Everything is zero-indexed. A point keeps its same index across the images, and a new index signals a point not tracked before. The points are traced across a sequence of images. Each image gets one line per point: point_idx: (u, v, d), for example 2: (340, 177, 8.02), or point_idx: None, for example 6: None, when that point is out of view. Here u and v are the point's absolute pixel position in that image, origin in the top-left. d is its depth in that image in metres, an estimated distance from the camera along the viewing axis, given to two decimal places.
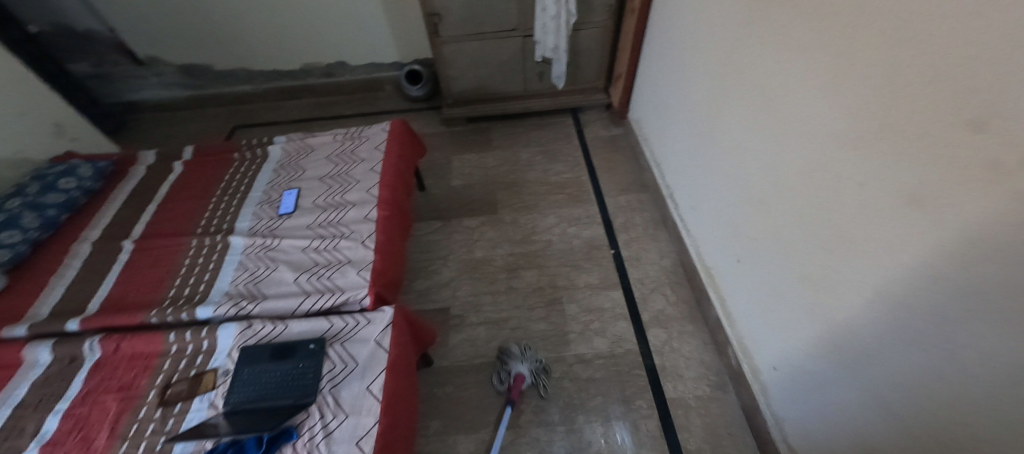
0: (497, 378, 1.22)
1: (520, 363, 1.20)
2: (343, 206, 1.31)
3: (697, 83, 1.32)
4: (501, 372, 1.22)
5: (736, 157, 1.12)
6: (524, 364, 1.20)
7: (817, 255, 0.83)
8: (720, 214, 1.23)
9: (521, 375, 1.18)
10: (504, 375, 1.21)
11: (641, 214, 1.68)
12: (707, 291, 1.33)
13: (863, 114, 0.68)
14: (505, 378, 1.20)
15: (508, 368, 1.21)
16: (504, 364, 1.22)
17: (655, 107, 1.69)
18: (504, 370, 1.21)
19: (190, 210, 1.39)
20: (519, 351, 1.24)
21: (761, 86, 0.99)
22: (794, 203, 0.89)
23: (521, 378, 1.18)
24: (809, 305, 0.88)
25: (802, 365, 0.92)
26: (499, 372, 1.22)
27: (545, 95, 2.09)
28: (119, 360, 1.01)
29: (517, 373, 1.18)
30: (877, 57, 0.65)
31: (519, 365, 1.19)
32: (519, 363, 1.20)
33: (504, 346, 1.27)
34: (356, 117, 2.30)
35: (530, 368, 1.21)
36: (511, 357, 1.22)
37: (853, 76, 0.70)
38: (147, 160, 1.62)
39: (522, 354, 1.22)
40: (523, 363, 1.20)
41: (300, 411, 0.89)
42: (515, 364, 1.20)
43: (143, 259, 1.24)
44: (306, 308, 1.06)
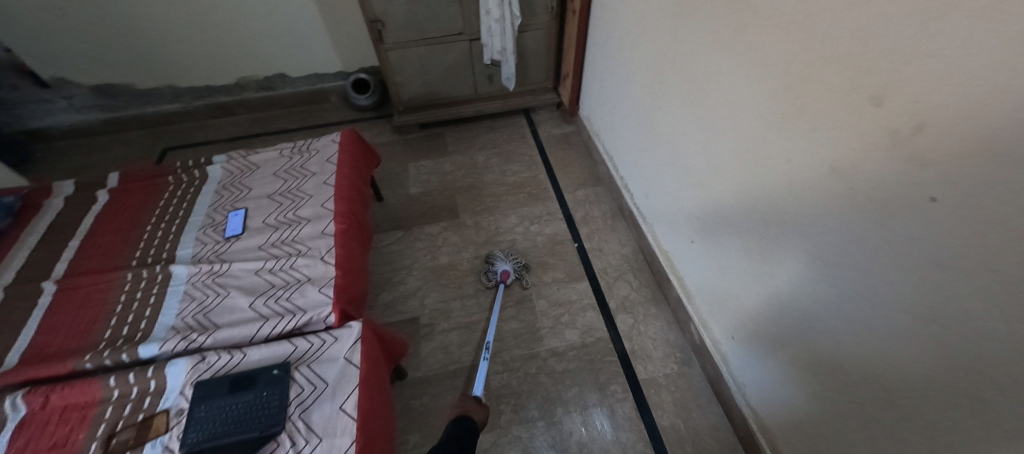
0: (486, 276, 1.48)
1: (505, 262, 1.48)
2: (296, 223, 1.26)
3: (637, 78, 1.39)
4: (490, 271, 1.48)
5: (679, 145, 1.19)
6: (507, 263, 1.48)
7: (758, 229, 0.90)
8: (670, 199, 1.30)
9: (507, 269, 1.45)
10: (491, 272, 1.48)
11: (599, 206, 1.73)
12: (666, 274, 1.40)
13: (784, 97, 0.75)
14: (493, 275, 1.47)
15: (495, 268, 1.47)
16: (491, 264, 1.49)
17: (602, 103, 1.76)
18: (492, 268, 1.48)
19: (121, 242, 1.27)
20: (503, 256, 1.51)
21: (694, 77, 1.06)
22: (734, 183, 0.96)
23: (506, 271, 1.45)
24: (756, 277, 0.95)
25: (756, 332, 1.00)
26: (488, 272, 1.49)
27: (496, 97, 2.11)
28: (49, 416, 0.91)
29: (502, 268, 1.45)
30: (791, 45, 0.72)
31: (504, 262, 1.47)
32: (504, 262, 1.48)
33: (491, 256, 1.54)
34: (301, 131, 2.20)
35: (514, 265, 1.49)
36: (497, 259, 1.50)
37: (772, 64, 0.77)
38: (64, 190, 1.46)
39: (507, 257, 1.50)
40: (508, 262, 1.47)
41: (268, 442, 0.84)
42: (501, 263, 1.47)
43: (68, 300, 1.12)
44: (266, 333, 1.01)
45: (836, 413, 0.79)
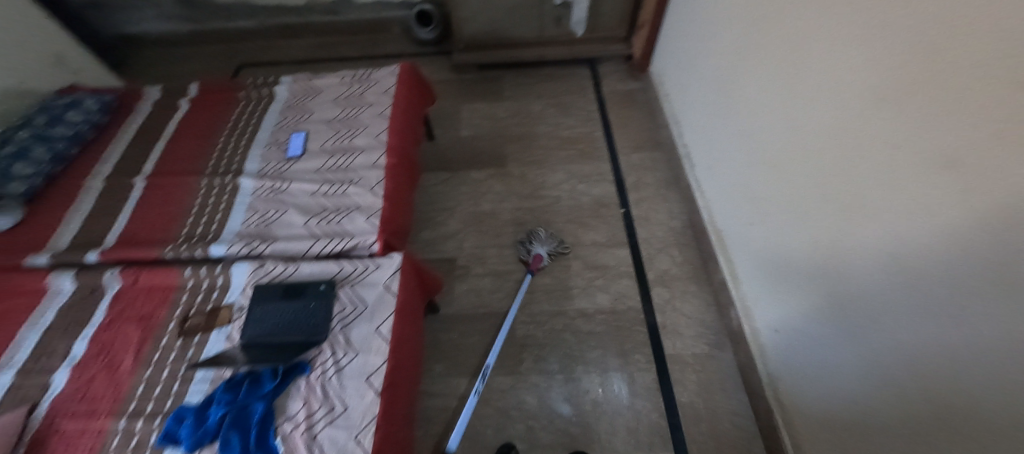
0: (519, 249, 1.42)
1: (542, 246, 1.40)
2: (350, 151, 1.29)
3: (722, 34, 1.24)
4: (525, 248, 1.41)
5: (758, 115, 1.06)
6: (544, 247, 1.40)
7: (833, 219, 0.81)
8: (735, 175, 1.19)
9: (541, 255, 1.37)
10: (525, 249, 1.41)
11: (654, 173, 1.64)
12: (714, 253, 1.33)
13: (901, 70, 0.63)
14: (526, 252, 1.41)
15: (531, 247, 1.40)
16: (527, 242, 1.42)
17: (677, 59, 1.60)
18: (527, 247, 1.41)
19: (198, 149, 1.38)
20: (542, 236, 1.42)
21: (791, 37, 0.92)
22: (814, 165, 0.85)
23: (540, 257, 1.37)
24: (817, 271, 0.87)
25: (803, 328, 0.93)
26: (523, 247, 1.42)
27: (561, 42, 1.98)
28: (138, 292, 1.06)
29: (537, 252, 1.38)
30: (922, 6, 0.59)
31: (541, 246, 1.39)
32: (540, 246, 1.40)
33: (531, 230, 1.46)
34: (362, 60, 2.21)
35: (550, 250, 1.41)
36: (535, 238, 1.42)
37: (892, 27, 0.64)
38: (152, 95, 1.58)
39: (546, 239, 1.41)
40: (545, 246, 1.39)
41: (312, 348, 0.93)
42: (538, 246, 1.39)
43: (155, 196, 1.26)
44: (316, 251, 1.08)
45: (879, 424, 0.74)
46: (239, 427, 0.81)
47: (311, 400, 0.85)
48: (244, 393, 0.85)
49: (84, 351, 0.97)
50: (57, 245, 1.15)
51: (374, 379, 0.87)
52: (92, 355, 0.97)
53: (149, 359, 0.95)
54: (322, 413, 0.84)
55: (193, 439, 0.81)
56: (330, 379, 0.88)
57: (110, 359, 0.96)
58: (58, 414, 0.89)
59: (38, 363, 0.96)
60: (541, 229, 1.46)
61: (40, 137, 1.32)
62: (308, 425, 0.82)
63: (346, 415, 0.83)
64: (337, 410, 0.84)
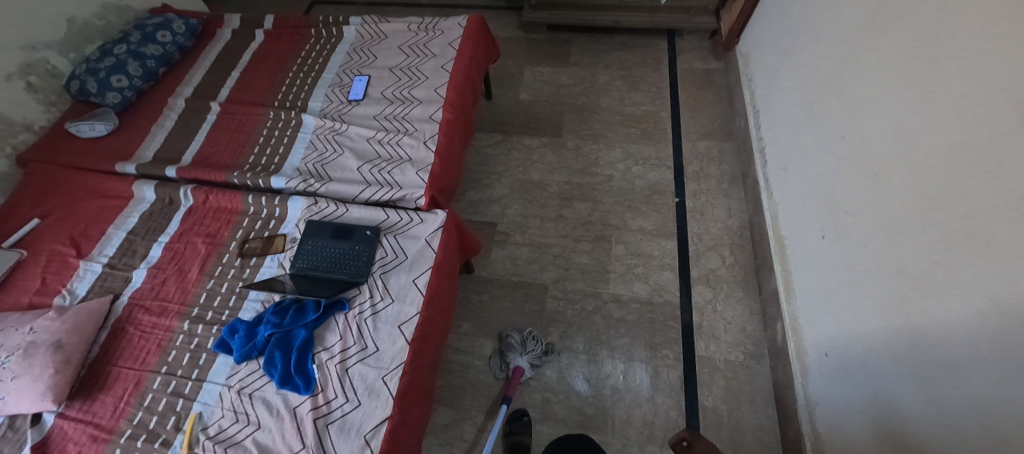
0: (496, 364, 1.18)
1: (519, 357, 1.14)
2: (409, 102, 1.29)
3: (832, 16, 1.08)
4: (501, 362, 1.17)
5: (858, 116, 0.93)
6: (522, 359, 1.14)
7: (926, 247, 0.71)
8: (815, 180, 1.07)
9: (520, 369, 1.13)
10: (502, 364, 1.17)
11: (719, 165, 1.52)
12: (770, 261, 1.23)
13: None
14: (504, 367, 1.16)
15: (507, 358, 1.16)
16: (502, 354, 1.17)
17: (770, 40, 1.42)
18: (502, 362, 1.16)
19: (269, 81, 1.43)
20: (522, 342, 1.18)
21: (920, 27, 0.78)
22: (916, 183, 0.74)
23: (518, 371, 1.13)
24: (892, 300, 0.78)
25: (859, 357, 0.86)
26: (499, 360, 1.18)
27: (641, 9, 1.82)
28: (207, 211, 1.15)
29: (515, 367, 1.13)
30: None
31: (517, 359, 1.14)
32: (517, 356, 1.15)
33: (505, 334, 1.21)
34: (430, 8, 2.16)
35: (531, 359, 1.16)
36: (511, 348, 1.17)
37: None
38: (232, 23, 1.64)
39: (524, 346, 1.16)
40: (523, 356, 1.15)
41: (353, 288, 0.97)
42: (514, 358, 1.14)
43: (227, 122, 1.33)
44: (366, 197, 1.11)
45: None
46: (282, 348, 0.88)
47: (347, 337, 0.90)
48: (289, 319, 0.92)
49: (159, 256, 1.09)
50: (142, 157, 1.26)
51: (406, 328, 0.90)
52: (166, 261, 1.07)
53: (211, 272, 1.05)
54: (356, 350, 0.89)
55: (242, 351, 0.89)
56: (366, 321, 0.92)
57: (179, 267, 1.06)
58: (136, 306, 1.01)
59: (123, 259, 1.08)
60: (517, 331, 1.21)
61: (133, 52, 1.39)
62: (342, 359, 0.87)
63: (376, 356, 0.87)
64: (369, 350, 0.88)
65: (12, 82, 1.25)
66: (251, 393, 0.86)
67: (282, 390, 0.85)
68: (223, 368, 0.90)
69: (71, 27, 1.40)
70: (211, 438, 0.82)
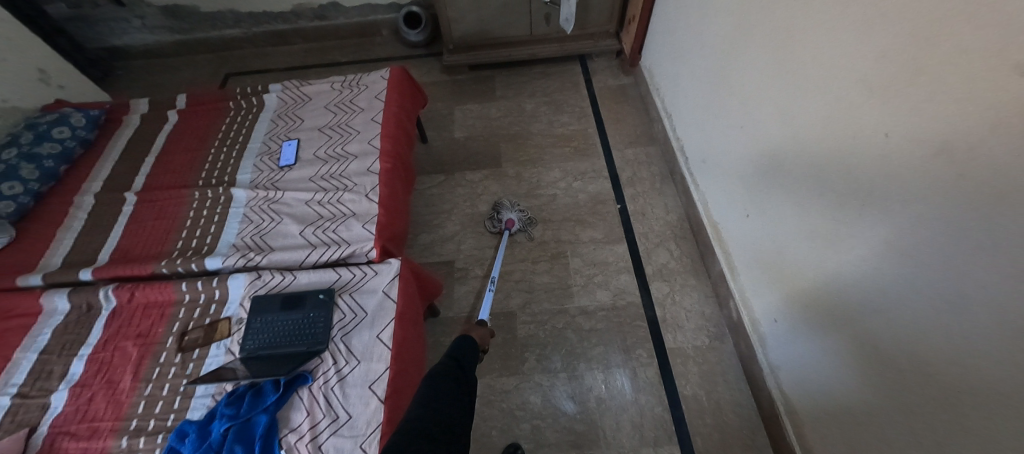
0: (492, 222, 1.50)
1: (510, 212, 1.48)
2: (344, 158, 1.28)
3: (711, 26, 1.23)
4: (495, 218, 1.49)
5: (750, 105, 1.06)
6: (512, 212, 1.48)
7: (828, 209, 0.81)
8: (729, 167, 1.19)
9: (513, 219, 1.46)
10: (496, 219, 1.49)
11: (649, 168, 1.64)
12: (711, 245, 1.33)
13: (892, 58, 0.64)
14: (499, 222, 1.48)
15: (500, 216, 1.48)
16: (497, 212, 1.50)
17: (667, 52, 1.59)
18: (497, 216, 1.49)
19: (189, 161, 1.36)
20: (509, 204, 1.51)
21: (780, 27, 0.92)
22: (808, 156, 0.85)
23: (512, 221, 1.46)
24: (814, 261, 0.87)
25: (802, 317, 0.94)
26: (493, 218, 1.50)
27: (551, 40, 1.97)
28: (135, 309, 1.05)
29: (508, 217, 1.46)
30: None
31: (510, 211, 1.48)
32: (509, 211, 1.48)
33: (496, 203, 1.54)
34: (352, 65, 2.19)
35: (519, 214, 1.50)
36: (503, 207, 1.50)
37: (883, 16, 0.64)
38: (140, 108, 1.56)
39: (512, 206, 1.50)
40: (512, 211, 1.48)
41: (313, 358, 0.92)
42: (506, 212, 1.48)
43: (146, 210, 1.24)
44: (314, 260, 1.07)
45: (880, 411, 0.74)
46: (243, 441, 0.80)
47: (315, 411, 0.85)
48: (246, 406, 0.84)
49: (82, 371, 0.97)
50: (49, 265, 1.14)
51: (378, 387, 0.87)
52: (91, 375, 0.96)
53: (149, 376, 0.95)
54: (326, 423, 0.83)
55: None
56: (333, 389, 0.87)
57: (109, 378, 0.95)
58: (59, 434, 0.88)
59: (36, 385, 0.95)
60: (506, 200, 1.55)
61: (27, 154, 1.29)
62: (312, 436, 0.81)
63: (350, 424, 0.82)
64: (341, 420, 0.83)
65: None
66: None
67: None
68: None
69: None
70: None
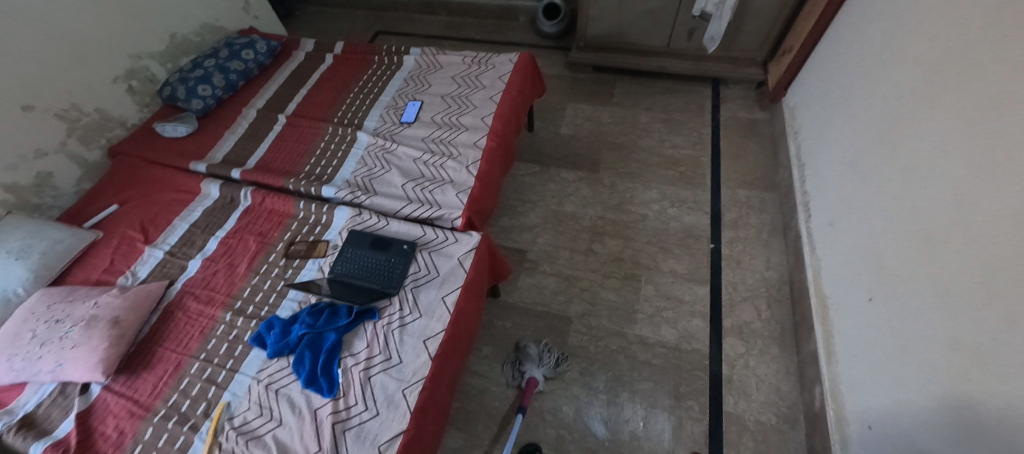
0: (509, 372, 1.20)
1: (535, 368, 1.16)
2: (456, 128, 1.36)
3: (887, 76, 1.06)
4: (515, 370, 1.18)
5: (912, 175, 0.90)
6: (537, 370, 1.16)
7: (988, 321, 0.66)
8: (863, 239, 1.03)
9: (535, 379, 1.13)
10: (515, 372, 1.18)
11: (759, 215, 1.48)
12: (810, 318, 1.17)
13: None
14: (518, 377, 1.17)
15: (521, 369, 1.17)
16: (518, 362, 1.19)
17: (819, 94, 1.41)
18: (515, 371, 1.18)
19: (331, 100, 1.56)
20: (537, 354, 1.19)
21: (983, 92, 0.76)
22: (977, 253, 0.70)
23: (532, 382, 1.13)
24: (945, 375, 0.73)
25: (904, 434, 0.79)
26: (512, 369, 1.19)
27: (687, 57, 1.86)
28: (262, 212, 1.24)
29: (529, 376, 1.14)
30: None
31: (534, 369, 1.15)
32: (533, 367, 1.16)
33: (522, 345, 1.23)
34: (484, 44, 2.30)
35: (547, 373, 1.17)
36: (527, 358, 1.18)
37: None
38: (306, 46, 1.81)
39: (539, 357, 1.18)
40: (538, 368, 1.16)
41: (384, 299, 1.01)
42: (529, 368, 1.15)
43: (290, 133, 1.45)
44: (406, 213, 1.16)
45: None
46: (312, 349, 0.92)
47: (374, 345, 0.93)
48: (322, 321, 0.96)
49: (214, 249, 1.17)
50: (213, 158, 1.39)
51: (431, 343, 0.92)
52: (219, 254, 1.16)
53: (258, 269, 1.12)
54: (380, 359, 0.91)
55: (275, 347, 0.93)
56: (393, 332, 0.95)
57: (230, 261, 1.14)
58: (187, 293, 1.08)
59: (182, 249, 1.18)
60: (534, 342, 1.22)
61: (220, 66, 1.56)
62: (366, 366, 0.90)
63: (399, 368, 0.89)
64: (393, 361, 0.90)
65: (117, 84, 1.43)
66: (278, 389, 0.89)
67: (307, 390, 0.88)
68: (256, 361, 0.94)
69: (172, 41, 1.60)
70: (235, 428, 0.85)
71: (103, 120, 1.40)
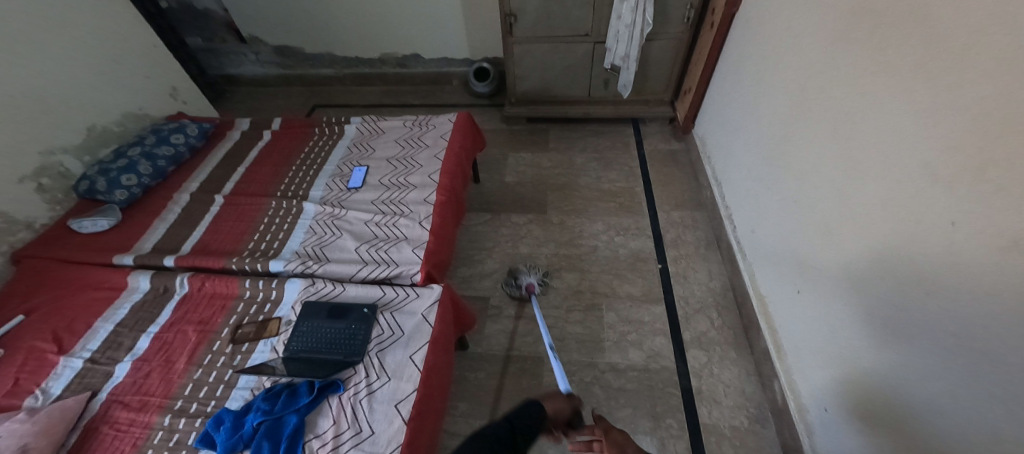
0: (511, 289, 1.44)
1: (529, 275, 1.44)
2: (405, 187, 1.40)
3: (767, 103, 1.28)
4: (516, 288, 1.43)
5: (803, 181, 1.06)
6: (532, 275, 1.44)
7: (889, 293, 0.77)
8: (780, 241, 1.17)
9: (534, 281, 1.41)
10: (516, 286, 1.44)
11: (694, 232, 1.63)
12: (756, 319, 1.27)
13: (953, 151, 0.65)
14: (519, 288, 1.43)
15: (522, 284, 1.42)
16: (515, 278, 1.45)
17: (720, 124, 1.64)
18: (515, 283, 1.44)
19: (272, 174, 1.54)
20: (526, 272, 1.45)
21: (838, 110, 0.94)
22: (865, 237, 0.84)
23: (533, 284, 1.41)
24: (870, 347, 0.82)
25: (857, 409, 0.86)
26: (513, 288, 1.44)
27: (608, 103, 2.08)
28: (202, 297, 1.16)
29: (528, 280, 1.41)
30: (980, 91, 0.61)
31: (529, 275, 1.43)
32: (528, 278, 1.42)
33: (513, 268, 1.51)
34: (422, 108, 2.42)
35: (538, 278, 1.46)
36: (520, 272, 1.46)
37: (944, 113, 0.67)
38: (241, 125, 1.80)
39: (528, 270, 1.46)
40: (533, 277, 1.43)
41: (348, 368, 0.96)
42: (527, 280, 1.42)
43: (229, 212, 1.40)
44: (363, 276, 1.15)
45: None
46: (271, 438, 0.84)
47: (341, 421, 0.87)
48: (281, 404, 0.88)
49: (147, 346, 1.06)
50: (141, 248, 1.29)
51: (403, 406, 0.88)
52: (153, 352, 1.05)
53: (201, 360, 1.02)
54: (350, 435, 0.85)
55: (227, 444, 0.84)
56: (361, 401, 0.90)
57: (167, 357, 1.04)
58: (114, 403, 0.96)
59: (107, 353, 1.05)
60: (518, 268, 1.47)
61: (147, 153, 1.51)
62: (335, 445, 0.83)
63: (372, 440, 0.83)
64: (364, 434, 0.85)
65: (24, 184, 1.32)
66: None
67: None
68: None
69: (90, 134, 1.52)
70: None
71: (5, 223, 1.27)
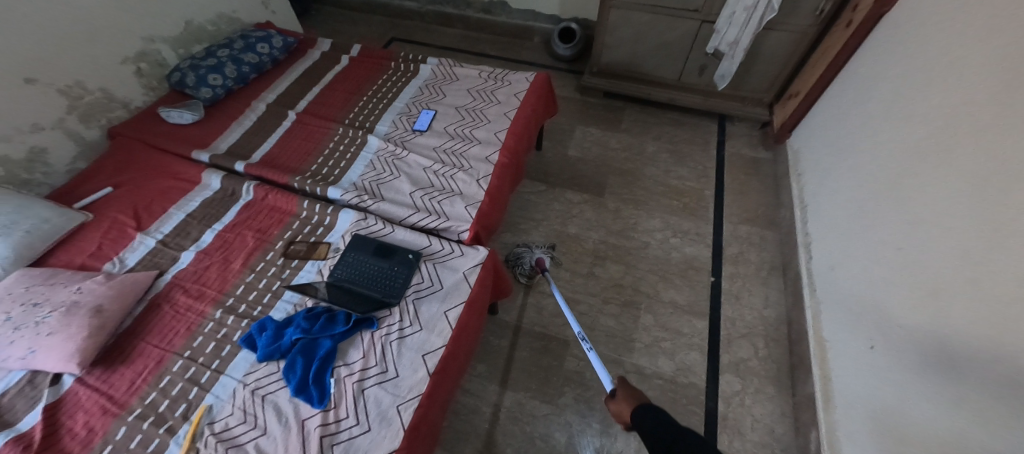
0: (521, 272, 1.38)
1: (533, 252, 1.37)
2: (469, 140, 1.36)
3: (893, 130, 1.10)
4: (523, 268, 1.37)
5: (918, 228, 0.91)
6: (538, 251, 1.38)
7: (997, 382, 0.66)
8: (865, 288, 1.04)
9: (541, 256, 1.35)
10: (524, 267, 1.37)
11: (759, 252, 1.50)
12: (807, 361, 1.17)
13: None
14: (529, 268, 1.37)
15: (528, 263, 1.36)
16: (519, 260, 1.38)
17: (824, 141, 1.45)
18: (524, 265, 1.36)
19: (344, 101, 1.54)
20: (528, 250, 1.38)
21: (995, 155, 0.78)
22: (986, 311, 0.71)
23: (543, 258, 1.34)
24: (948, 433, 0.72)
25: None
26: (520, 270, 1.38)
27: (697, 92, 1.91)
28: (264, 207, 1.21)
29: (537, 256, 1.35)
30: None
31: (533, 253, 1.36)
32: (534, 254, 1.36)
33: (512, 252, 1.40)
34: (498, 60, 2.32)
35: (542, 251, 1.39)
36: (523, 253, 1.38)
37: None
38: (322, 46, 1.81)
39: (532, 247, 1.39)
40: (539, 252, 1.37)
41: (384, 308, 0.98)
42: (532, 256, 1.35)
43: (299, 131, 1.43)
44: (412, 222, 1.14)
45: None
46: (305, 355, 0.88)
47: (370, 356, 0.90)
48: (318, 327, 0.92)
49: (210, 241, 1.14)
50: (217, 148, 1.36)
51: (429, 358, 0.89)
52: (214, 247, 1.12)
53: (253, 266, 1.08)
54: (375, 372, 0.87)
55: (267, 350, 0.89)
56: (391, 343, 0.91)
57: (225, 255, 1.11)
58: (176, 286, 1.04)
59: (175, 239, 1.14)
60: (518, 249, 1.39)
61: (234, 57, 1.54)
62: (360, 378, 0.86)
63: (395, 382, 0.86)
64: (388, 375, 0.87)
65: (125, 66, 1.40)
66: (264, 395, 0.85)
67: (296, 398, 0.84)
68: (243, 363, 0.90)
69: (187, 28, 1.58)
70: (215, 435, 0.81)
71: (105, 99, 1.36)
